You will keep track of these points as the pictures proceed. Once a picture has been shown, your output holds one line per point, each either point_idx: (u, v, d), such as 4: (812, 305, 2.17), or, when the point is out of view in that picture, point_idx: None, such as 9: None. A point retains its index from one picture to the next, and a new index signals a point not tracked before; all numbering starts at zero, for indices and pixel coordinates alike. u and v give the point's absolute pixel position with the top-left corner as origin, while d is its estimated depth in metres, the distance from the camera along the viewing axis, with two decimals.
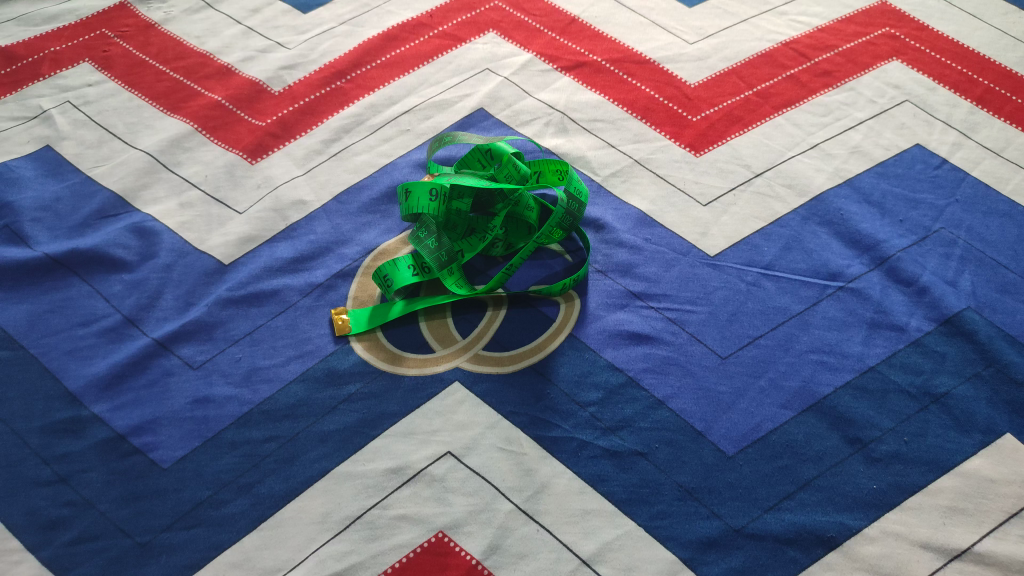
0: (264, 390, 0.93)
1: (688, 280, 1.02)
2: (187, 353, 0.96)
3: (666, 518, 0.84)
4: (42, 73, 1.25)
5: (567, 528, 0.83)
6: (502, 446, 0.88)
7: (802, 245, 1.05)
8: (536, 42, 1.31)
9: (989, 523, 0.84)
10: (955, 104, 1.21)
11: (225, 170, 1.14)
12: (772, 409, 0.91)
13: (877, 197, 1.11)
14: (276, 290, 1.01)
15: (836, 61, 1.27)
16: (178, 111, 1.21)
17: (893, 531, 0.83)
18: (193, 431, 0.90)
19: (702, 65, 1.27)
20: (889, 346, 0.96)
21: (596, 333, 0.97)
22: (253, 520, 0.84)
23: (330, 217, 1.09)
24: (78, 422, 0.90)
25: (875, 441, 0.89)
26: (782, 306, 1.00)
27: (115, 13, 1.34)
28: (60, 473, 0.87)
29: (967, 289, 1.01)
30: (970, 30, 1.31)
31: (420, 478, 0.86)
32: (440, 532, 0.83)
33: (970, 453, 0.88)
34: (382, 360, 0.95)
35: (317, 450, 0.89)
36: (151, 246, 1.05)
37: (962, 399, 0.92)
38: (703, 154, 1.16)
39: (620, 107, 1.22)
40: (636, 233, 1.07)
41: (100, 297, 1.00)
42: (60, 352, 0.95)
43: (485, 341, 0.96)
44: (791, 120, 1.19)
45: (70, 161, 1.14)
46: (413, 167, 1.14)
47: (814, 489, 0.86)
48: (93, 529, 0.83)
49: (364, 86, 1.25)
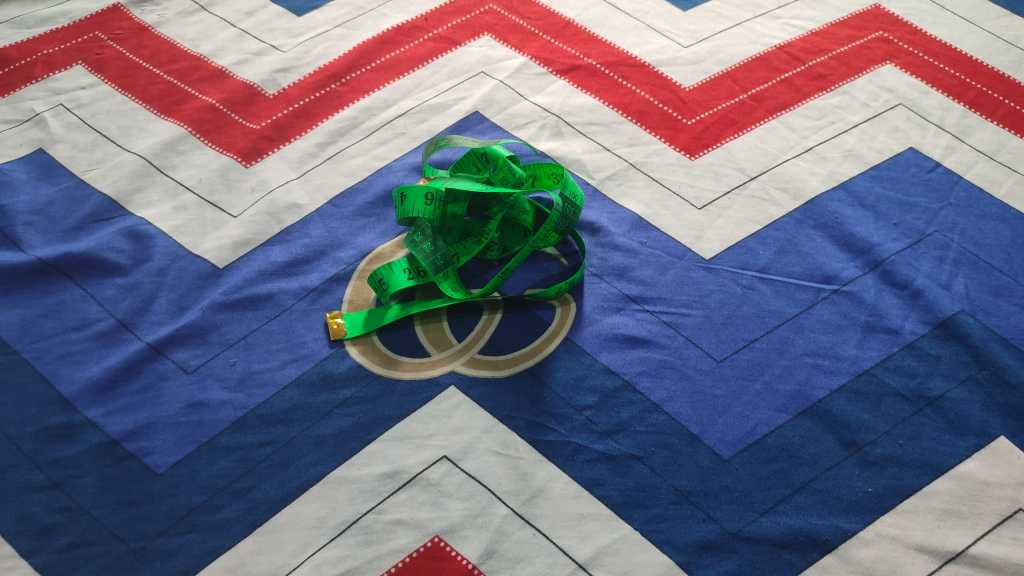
0: (259, 394, 0.93)
1: (683, 284, 1.02)
2: (181, 357, 0.95)
3: (662, 522, 0.84)
4: (35, 76, 1.24)
5: (563, 532, 0.83)
6: (498, 450, 0.88)
7: (797, 249, 1.06)
8: (531, 45, 1.31)
9: (984, 526, 0.84)
10: (948, 108, 1.22)
11: (219, 173, 1.13)
12: (767, 412, 0.91)
13: (871, 200, 1.11)
14: (271, 294, 1.01)
15: (830, 64, 1.28)
16: (172, 114, 1.21)
17: (888, 534, 0.83)
18: (188, 436, 0.89)
19: (697, 69, 1.28)
20: (883, 350, 0.96)
21: (592, 337, 0.97)
22: (248, 525, 0.84)
23: (325, 220, 1.08)
24: (71, 426, 0.90)
25: (870, 444, 0.89)
26: (777, 310, 1.00)
27: (109, 16, 1.34)
28: (54, 478, 0.86)
29: (960, 292, 1.01)
30: (963, 33, 1.32)
31: (416, 482, 0.86)
32: (436, 536, 0.83)
33: (964, 455, 0.89)
34: (377, 364, 0.95)
35: (312, 454, 0.88)
36: (144, 250, 1.05)
37: (957, 402, 0.92)
38: (697, 158, 1.16)
39: (614, 110, 1.22)
40: (632, 237, 1.07)
41: (94, 302, 1.00)
42: (53, 356, 0.95)
43: (481, 344, 0.96)
44: (785, 123, 1.20)
45: (63, 165, 1.14)
46: (408, 170, 1.14)
47: (809, 492, 0.86)
48: (87, 534, 0.83)
49: (359, 89, 1.24)
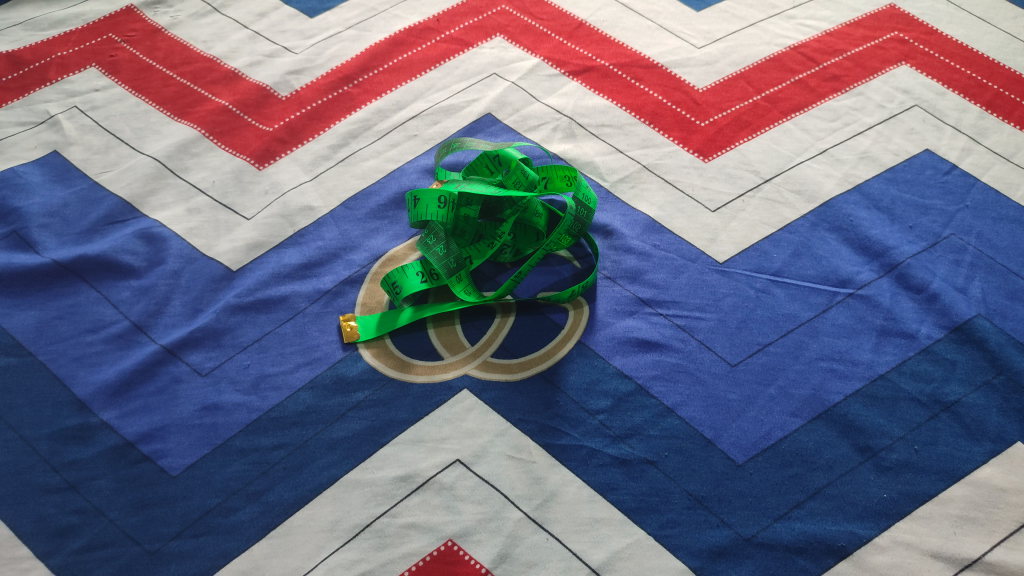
0: (272, 397, 0.93)
1: (697, 287, 1.02)
2: (195, 360, 0.96)
3: (676, 527, 0.83)
4: (49, 78, 1.25)
5: (577, 537, 0.83)
6: (511, 454, 0.88)
7: (811, 252, 1.05)
8: (543, 46, 1.31)
9: (1000, 532, 0.83)
10: (965, 109, 1.20)
11: (232, 175, 1.14)
12: (782, 416, 0.91)
13: (886, 202, 1.10)
14: (285, 296, 1.01)
15: (845, 65, 1.27)
16: (186, 116, 1.21)
17: (904, 540, 0.83)
18: (202, 439, 0.90)
19: (710, 70, 1.27)
20: (899, 354, 0.96)
21: (605, 340, 0.97)
22: (263, 528, 0.84)
23: (338, 223, 1.08)
24: (86, 429, 0.90)
25: (885, 449, 0.89)
26: (792, 313, 0.99)
27: (122, 18, 1.34)
28: (69, 480, 0.87)
29: (977, 296, 1.00)
30: (979, 34, 1.31)
31: (429, 486, 0.86)
32: (449, 540, 0.83)
33: (981, 462, 0.88)
34: (390, 367, 0.95)
35: (326, 457, 0.88)
36: (158, 252, 1.05)
37: (973, 407, 0.92)
38: (711, 160, 1.15)
39: (628, 112, 1.22)
40: (645, 239, 1.07)
41: (108, 304, 1.00)
42: (69, 358, 0.95)
43: (494, 347, 0.96)
44: (799, 125, 1.19)
45: (78, 167, 1.14)
46: (420, 173, 1.14)
47: (824, 497, 0.85)
48: (103, 536, 0.83)
49: (372, 91, 1.24)
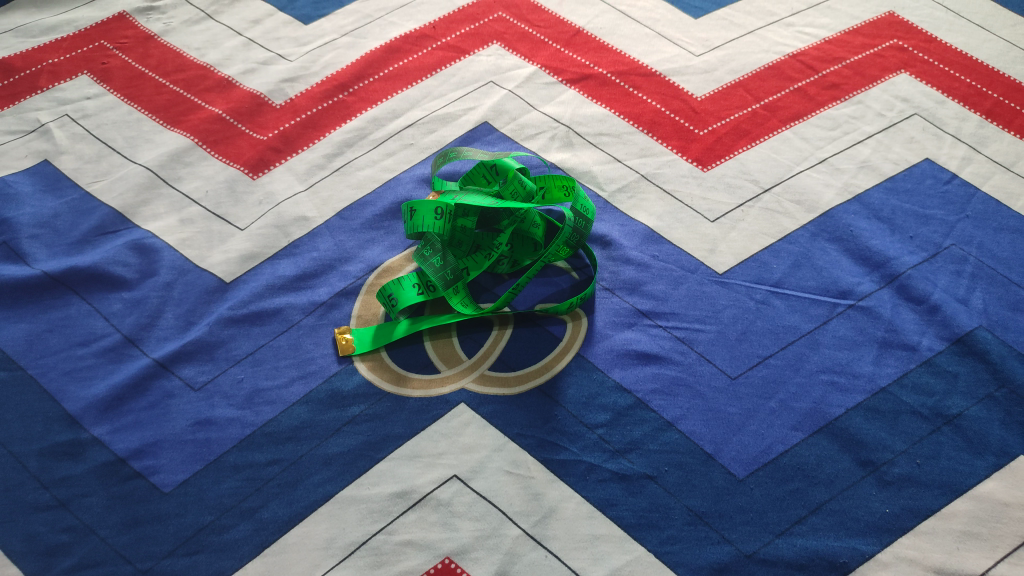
0: (267, 412, 0.91)
1: (697, 298, 1.01)
2: (188, 374, 0.94)
3: (676, 543, 0.82)
4: (41, 85, 1.23)
5: (577, 554, 0.82)
6: (509, 469, 0.87)
7: (811, 262, 1.04)
8: (540, 54, 1.30)
9: (1003, 548, 0.82)
10: (965, 118, 1.20)
11: (226, 185, 1.12)
12: (783, 430, 0.90)
13: (886, 213, 1.09)
14: (279, 309, 1.00)
15: (843, 73, 1.26)
16: (179, 124, 1.20)
17: (907, 556, 0.82)
18: (195, 454, 0.88)
19: (709, 78, 1.26)
20: (900, 366, 0.95)
21: (605, 352, 0.96)
22: (257, 546, 0.82)
23: (333, 233, 1.07)
24: (78, 444, 0.89)
25: (887, 463, 0.88)
26: (792, 325, 0.98)
27: (114, 24, 1.33)
28: (60, 497, 0.85)
29: (978, 307, 1.00)
30: (979, 41, 1.30)
31: (426, 502, 0.85)
32: (447, 557, 0.82)
33: (984, 476, 0.87)
34: (386, 381, 0.94)
35: (321, 473, 0.87)
36: (151, 263, 1.04)
37: (975, 420, 0.91)
38: (710, 169, 1.14)
39: (625, 120, 1.21)
40: (644, 250, 1.06)
41: (100, 316, 0.99)
42: (59, 372, 0.94)
43: (492, 360, 0.95)
44: (799, 134, 1.18)
45: (69, 177, 1.13)
46: (417, 182, 1.13)
47: (825, 513, 0.84)
48: (94, 555, 0.81)
49: (367, 99, 1.23)
